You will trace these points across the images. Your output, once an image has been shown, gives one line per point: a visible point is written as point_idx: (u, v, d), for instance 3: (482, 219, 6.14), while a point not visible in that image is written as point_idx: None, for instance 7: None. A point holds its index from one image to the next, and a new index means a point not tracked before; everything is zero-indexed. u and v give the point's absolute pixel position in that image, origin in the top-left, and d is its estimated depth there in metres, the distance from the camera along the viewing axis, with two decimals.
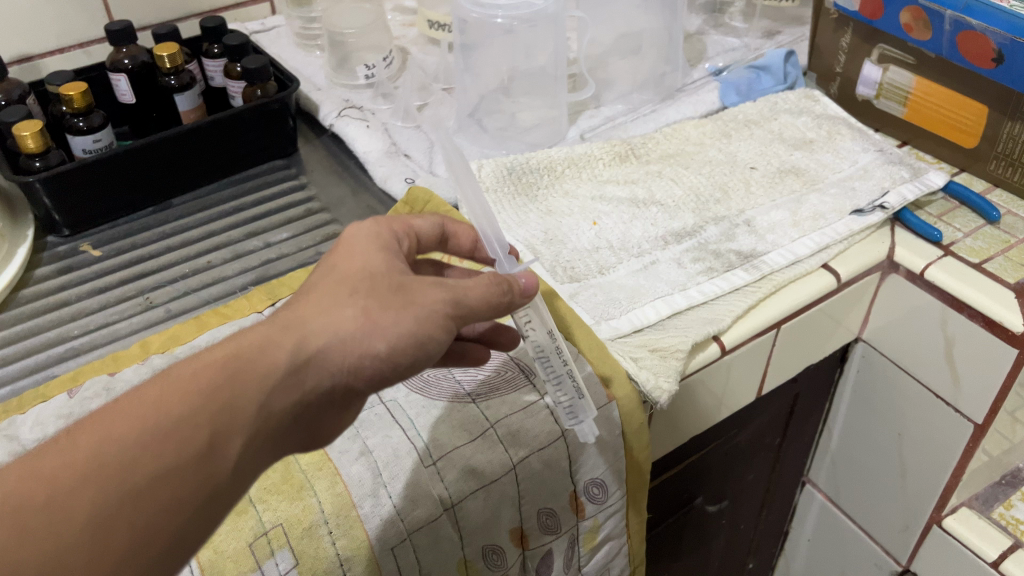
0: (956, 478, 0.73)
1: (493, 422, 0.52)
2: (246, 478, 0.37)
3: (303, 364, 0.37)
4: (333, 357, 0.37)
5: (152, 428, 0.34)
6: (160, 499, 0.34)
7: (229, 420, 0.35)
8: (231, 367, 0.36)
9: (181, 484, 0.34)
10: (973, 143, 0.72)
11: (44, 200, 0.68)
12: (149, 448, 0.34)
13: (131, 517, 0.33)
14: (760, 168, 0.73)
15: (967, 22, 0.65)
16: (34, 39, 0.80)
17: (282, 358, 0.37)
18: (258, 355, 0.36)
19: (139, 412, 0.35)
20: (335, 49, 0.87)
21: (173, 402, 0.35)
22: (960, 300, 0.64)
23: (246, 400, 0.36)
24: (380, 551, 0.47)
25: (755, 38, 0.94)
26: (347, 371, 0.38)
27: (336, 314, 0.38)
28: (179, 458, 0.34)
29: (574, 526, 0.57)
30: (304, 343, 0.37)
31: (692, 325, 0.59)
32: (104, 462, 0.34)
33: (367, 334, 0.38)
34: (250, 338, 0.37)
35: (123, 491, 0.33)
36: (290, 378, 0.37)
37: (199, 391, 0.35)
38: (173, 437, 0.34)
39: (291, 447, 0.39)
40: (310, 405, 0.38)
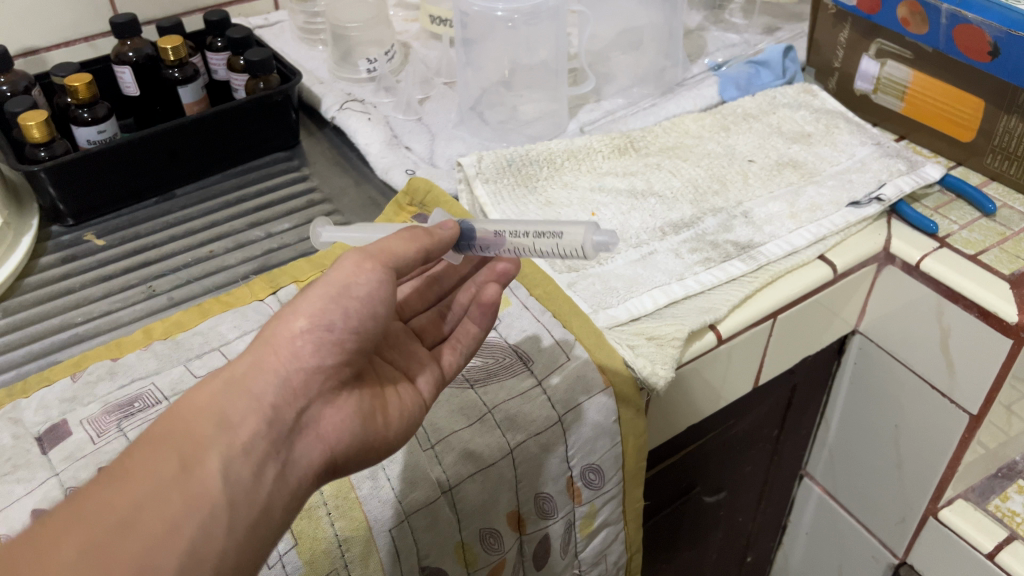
0: (952, 470, 0.73)
1: (491, 407, 0.53)
2: (246, 492, 0.38)
3: (242, 380, 0.40)
4: (267, 360, 0.40)
5: (117, 470, 0.36)
6: (153, 520, 0.35)
7: (195, 442, 0.38)
8: (176, 410, 0.39)
9: (166, 506, 0.36)
10: (970, 137, 0.72)
11: (49, 190, 0.69)
12: (119, 484, 0.36)
13: (126, 543, 0.34)
14: (758, 161, 0.74)
15: (963, 16, 0.65)
16: (40, 32, 0.81)
17: (218, 385, 0.40)
18: (196, 394, 0.39)
19: (105, 468, 0.37)
20: (338, 43, 0.88)
21: (135, 450, 0.37)
22: (956, 291, 0.65)
23: (199, 424, 0.38)
24: (378, 532, 0.48)
25: (755, 34, 0.94)
26: (289, 360, 0.40)
27: (257, 337, 0.41)
28: (157, 482, 0.36)
29: (572, 511, 0.57)
30: (235, 370, 0.40)
31: (688, 313, 0.60)
32: (83, 510, 0.35)
33: (280, 326, 0.41)
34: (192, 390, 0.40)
35: (110, 522, 0.34)
36: (234, 394, 0.39)
37: (157, 434, 0.38)
38: (145, 470, 0.36)
39: (292, 462, 0.40)
40: (278, 410, 0.40)
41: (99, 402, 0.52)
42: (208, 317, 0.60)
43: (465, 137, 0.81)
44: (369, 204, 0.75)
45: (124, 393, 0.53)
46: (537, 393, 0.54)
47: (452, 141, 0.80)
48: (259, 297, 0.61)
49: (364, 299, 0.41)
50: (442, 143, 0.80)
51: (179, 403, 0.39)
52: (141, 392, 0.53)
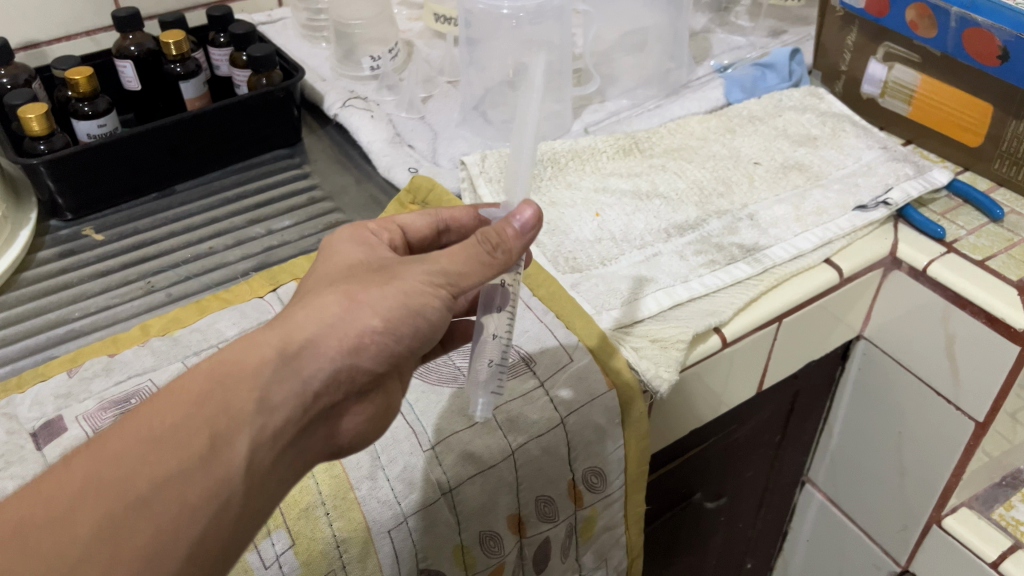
0: (957, 478, 0.73)
1: (493, 408, 0.52)
2: (262, 478, 0.37)
3: (296, 356, 0.38)
4: (327, 344, 0.38)
5: (148, 437, 0.35)
6: (170, 502, 0.34)
7: (231, 421, 0.36)
8: (218, 372, 0.37)
9: (188, 489, 0.35)
10: (977, 142, 0.72)
11: (47, 183, 0.68)
12: (148, 458, 0.35)
13: (139, 524, 0.34)
14: (764, 164, 0.73)
15: (973, 19, 0.65)
16: (41, 26, 0.80)
17: (271, 353, 0.37)
18: (244, 356, 0.37)
19: (135, 426, 0.35)
20: (341, 40, 0.87)
21: (169, 412, 0.36)
22: (963, 297, 0.64)
23: (241, 400, 0.36)
24: (376, 533, 0.47)
25: (761, 37, 0.94)
26: (347, 352, 0.39)
27: (319, 305, 0.39)
28: (183, 462, 0.35)
29: (572, 515, 0.57)
30: (293, 338, 0.38)
31: (693, 316, 0.59)
32: (103, 477, 0.34)
33: (355, 311, 0.39)
34: (238, 345, 0.38)
35: (129, 498, 0.34)
36: (285, 371, 0.37)
37: (194, 398, 0.36)
38: (176, 445, 0.35)
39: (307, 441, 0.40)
40: (317, 396, 0.39)
41: (95, 398, 0.52)
42: (207, 313, 0.59)
43: (468, 136, 0.80)
44: (370, 202, 0.74)
45: (121, 389, 0.52)
46: (540, 395, 0.53)
47: (455, 139, 0.80)
48: (258, 295, 0.61)
49: (434, 321, 0.41)
50: (445, 142, 0.80)
51: (222, 361, 0.37)
52: (137, 388, 0.52)
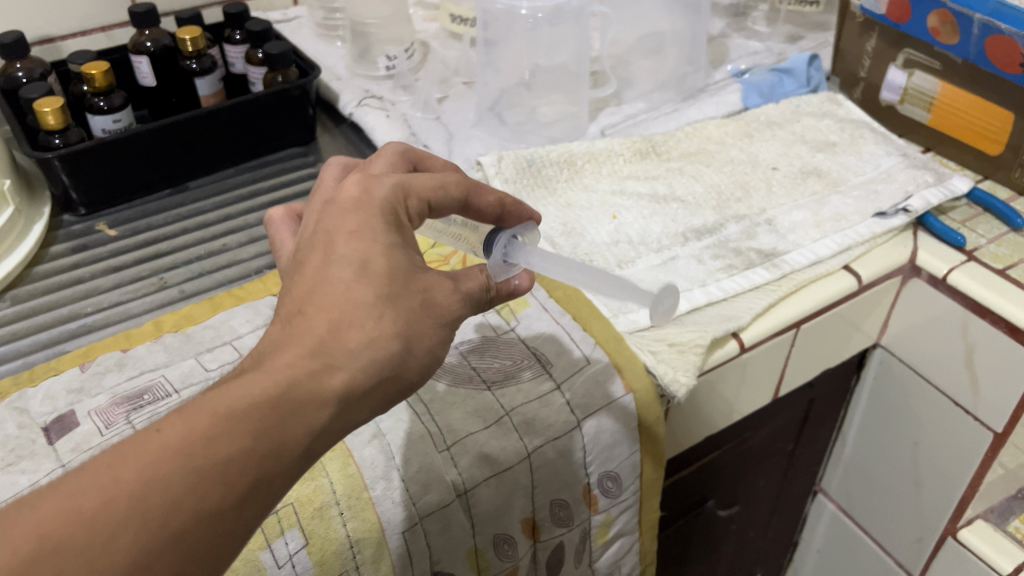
0: (973, 489, 0.72)
1: (508, 410, 0.52)
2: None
3: (351, 401, 0.36)
4: (379, 391, 0.37)
5: (200, 468, 0.32)
6: (207, 550, 0.32)
7: (282, 462, 0.34)
8: (278, 404, 0.34)
9: (227, 529, 0.32)
10: (997, 151, 0.71)
11: (62, 177, 0.68)
12: (199, 492, 0.31)
13: (173, 569, 0.31)
14: (782, 169, 0.73)
15: (995, 26, 0.64)
16: (57, 21, 0.80)
17: (332, 394, 0.35)
18: (305, 390, 0.34)
19: (183, 451, 0.32)
20: (357, 39, 0.87)
21: (226, 446, 0.32)
22: (984, 306, 0.63)
23: (296, 440, 0.34)
24: (389, 534, 0.46)
25: (778, 42, 0.93)
26: (387, 399, 0.38)
27: (379, 343, 0.37)
28: (228, 509, 0.32)
29: (587, 519, 0.56)
30: (352, 378, 0.36)
31: (711, 321, 0.58)
32: (148, 514, 0.31)
33: (408, 363, 0.38)
34: (298, 374, 0.34)
35: (170, 540, 0.31)
36: (339, 413, 0.35)
37: (253, 430, 0.33)
38: (228, 482, 0.32)
39: None
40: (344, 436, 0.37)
41: (107, 393, 0.51)
42: (219, 310, 0.59)
43: (484, 137, 0.80)
44: None
45: (133, 385, 0.52)
46: (556, 397, 0.53)
47: (471, 140, 0.79)
48: (272, 292, 0.60)
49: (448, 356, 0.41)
50: (460, 142, 0.79)
51: (283, 393, 0.34)
52: (150, 384, 0.52)
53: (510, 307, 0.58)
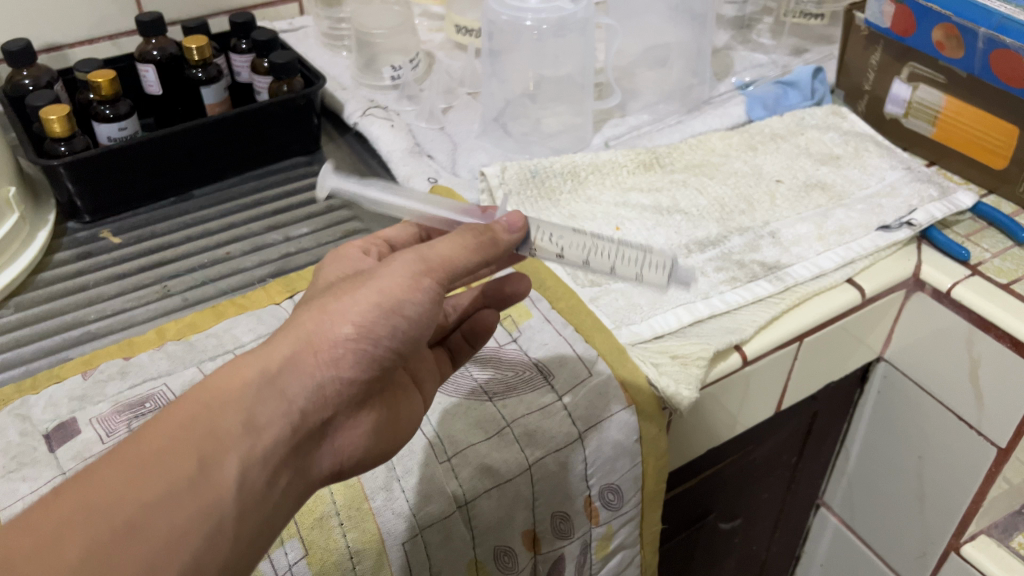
0: (977, 504, 0.72)
1: (510, 421, 0.52)
2: (256, 500, 0.36)
3: (276, 375, 0.37)
4: (309, 361, 0.37)
5: (133, 460, 0.33)
6: (160, 529, 0.33)
7: (217, 443, 0.35)
8: (200, 398, 0.36)
9: (175, 513, 0.33)
10: (1002, 165, 0.71)
11: (67, 185, 0.68)
12: (135, 481, 0.33)
13: (130, 550, 0.32)
14: (786, 182, 0.72)
15: (1000, 41, 0.64)
16: (64, 29, 0.81)
17: (252, 374, 0.36)
18: (225, 379, 0.36)
19: (118, 453, 0.34)
20: (363, 49, 0.87)
21: (150, 439, 0.34)
22: (988, 320, 0.63)
23: (227, 421, 0.35)
24: (390, 545, 0.46)
25: (783, 55, 0.93)
26: (330, 367, 0.38)
27: (297, 324, 0.38)
28: (167, 488, 0.33)
29: (588, 532, 0.56)
30: (274, 358, 0.37)
31: (714, 333, 0.58)
32: (89, 506, 0.32)
33: (328, 325, 0.38)
34: (219, 372, 0.37)
35: (114, 523, 0.32)
36: (268, 390, 0.36)
37: (179, 422, 0.35)
38: (161, 467, 0.33)
39: (298, 468, 0.39)
40: (304, 414, 0.38)
41: (109, 401, 0.51)
42: (222, 319, 0.59)
43: (489, 147, 0.80)
44: None
45: (135, 393, 0.52)
46: (558, 409, 0.53)
47: (475, 151, 0.79)
48: (275, 301, 0.60)
49: (414, 318, 0.39)
50: (465, 153, 0.79)
51: (207, 386, 0.36)
52: (152, 392, 0.52)
53: (512, 318, 0.58)
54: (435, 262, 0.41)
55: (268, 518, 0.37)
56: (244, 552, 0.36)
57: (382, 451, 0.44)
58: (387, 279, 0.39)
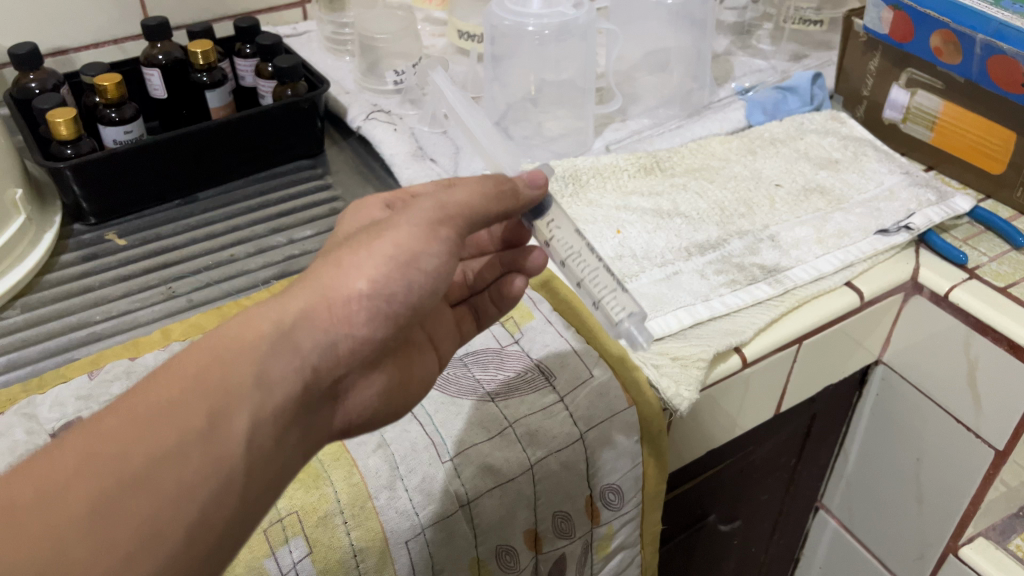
0: (974, 507, 0.72)
1: (512, 422, 0.52)
2: (265, 455, 0.36)
3: (290, 329, 0.37)
4: (322, 316, 0.38)
5: (144, 411, 0.33)
6: (169, 481, 0.33)
7: (229, 395, 0.35)
8: (212, 350, 0.36)
9: (186, 465, 0.33)
10: (1000, 170, 0.72)
11: (73, 188, 0.69)
12: (145, 432, 0.33)
13: (140, 501, 0.32)
14: (785, 186, 0.73)
15: (998, 47, 0.65)
16: (70, 33, 0.81)
17: (266, 328, 0.37)
18: (238, 333, 0.36)
19: (130, 404, 0.34)
20: (366, 54, 0.88)
21: (161, 390, 0.34)
22: (985, 323, 0.64)
23: (239, 373, 0.35)
24: (393, 543, 0.47)
25: (783, 61, 0.94)
26: (343, 323, 0.38)
27: (312, 278, 0.38)
28: (178, 440, 0.33)
29: (589, 532, 0.56)
30: (287, 310, 0.37)
31: (714, 335, 0.59)
32: (98, 457, 0.32)
33: (343, 279, 0.38)
34: (231, 325, 0.37)
35: (124, 473, 0.32)
36: (281, 345, 0.37)
37: (190, 374, 0.35)
38: (172, 418, 0.33)
39: (305, 426, 0.39)
40: (314, 372, 0.38)
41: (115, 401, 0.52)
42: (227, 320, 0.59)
43: None
44: None
45: None
46: (559, 409, 0.53)
47: None
48: None
49: (430, 272, 0.40)
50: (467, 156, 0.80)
51: (220, 338, 0.36)
52: None
53: (515, 319, 0.59)
54: (454, 208, 0.42)
55: (275, 474, 0.37)
56: (251, 509, 0.36)
57: (385, 407, 0.44)
58: (404, 230, 0.40)
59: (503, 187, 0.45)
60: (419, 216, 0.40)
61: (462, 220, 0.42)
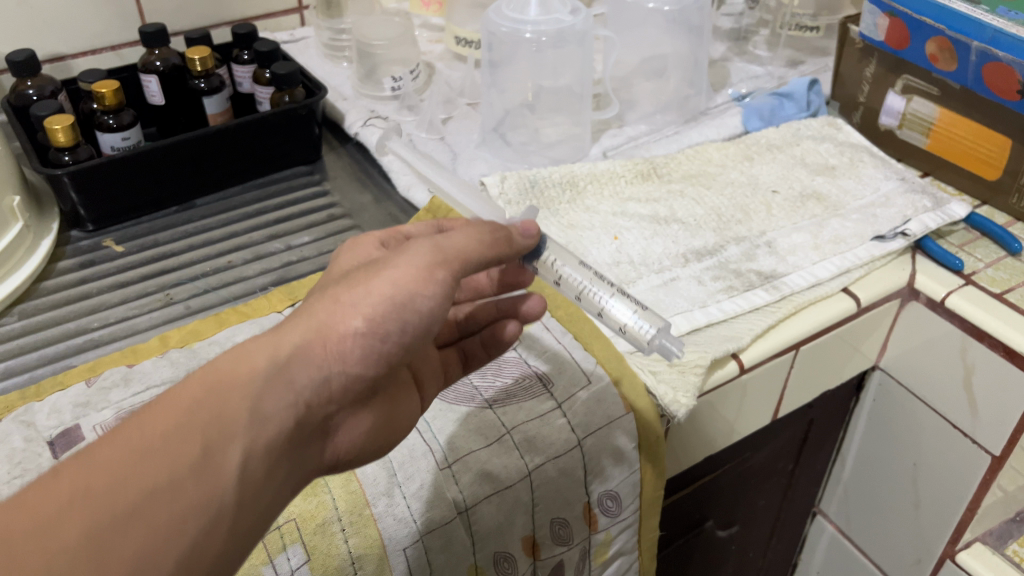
0: (971, 512, 0.72)
1: (510, 428, 0.52)
2: (255, 490, 0.36)
3: (286, 364, 0.37)
4: (317, 352, 0.37)
5: (138, 445, 0.33)
6: (159, 515, 0.33)
7: (223, 430, 0.35)
8: (208, 383, 0.36)
9: (176, 500, 0.33)
10: (995, 176, 0.72)
11: (71, 195, 0.69)
12: (139, 466, 0.33)
13: (131, 536, 0.32)
14: (782, 192, 0.73)
15: (993, 53, 0.65)
16: (68, 40, 0.81)
17: (262, 362, 0.37)
18: (234, 366, 0.36)
19: (124, 436, 0.34)
20: (364, 60, 0.88)
21: (156, 422, 0.34)
22: (981, 329, 0.64)
23: (233, 408, 0.35)
24: (391, 550, 0.47)
25: (779, 67, 0.94)
26: (337, 360, 0.38)
27: (311, 314, 0.38)
28: (170, 475, 0.33)
29: (587, 538, 0.56)
30: (284, 346, 0.37)
31: (711, 342, 0.59)
32: (91, 488, 0.32)
33: (339, 317, 0.38)
34: (228, 358, 0.37)
35: (117, 507, 0.32)
36: (276, 380, 0.37)
37: (185, 407, 0.35)
38: (165, 452, 0.33)
39: (297, 461, 0.39)
40: (306, 407, 0.38)
41: (112, 408, 0.52)
42: (225, 326, 0.59)
43: (488, 158, 0.81)
44: (389, 221, 0.74)
45: (138, 400, 0.52)
46: (557, 415, 0.53)
47: (475, 161, 0.80)
48: (277, 310, 0.61)
49: (424, 313, 0.39)
50: (464, 163, 0.80)
51: (216, 371, 0.36)
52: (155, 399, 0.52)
53: None
54: (451, 253, 0.41)
55: (264, 509, 0.37)
56: (240, 542, 0.36)
57: (380, 444, 0.44)
58: (404, 269, 0.39)
59: (497, 234, 0.45)
60: (418, 258, 0.40)
61: (459, 264, 0.42)
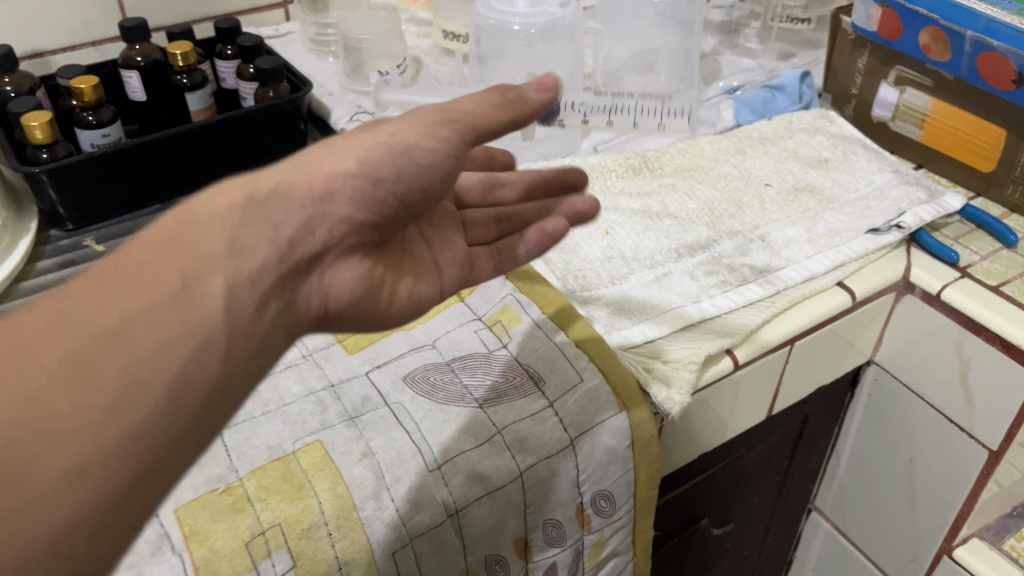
0: (969, 508, 0.71)
1: (501, 428, 0.51)
2: (193, 364, 0.32)
3: (200, 229, 0.34)
4: (245, 230, 0.35)
5: (41, 325, 0.30)
6: (70, 393, 0.29)
7: (135, 301, 0.31)
8: (116, 264, 0.33)
9: (90, 377, 0.29)
10: (990, 167, 0.71)
11: (49, 193, 0.67)
12: (40, 344, 0.29)
13: (38, 415, 0.28)
14: (775, 185, 0.72)
15: (988, 43, 0.64)
16: (47, 35, 0.80)
17: (168, 235, 0.33)
18: (148, 244, 0.33)
19: (26, 321, 0.30)
20: (349, 55, 0.87)
21: (60, 303, 0.31)
22: (979, 323, 0.63)
23: (146, 280, 0.32)
24: (380, 556, 0.46)
25: (770, 60, 0.93)
26: (267, 232, 0.35)
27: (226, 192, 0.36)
28: (75, 347, 0.30)
29: (580, 539, 0.55)
30: (193, 215, 0.34)
31: (705, 337, 0.58)
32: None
33: (262, 202, 0.36)
34: (141, 241, 0.34)
35: (18, 384, 0.28)
36: (190, 243, 0.33)
37: (91, 285, 0.31)
38: (66, 325, 0.30)
39: (252, 329, 0.34)
40: (241, 274, 0.34)
41: None
42: None
43: None
44: None
45: None
46: (549, 414, 0.52)
47: None
48: None
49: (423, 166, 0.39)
50: None
51: (127, 252, 0.33)
52: None
53: (502, 323, 0.57)
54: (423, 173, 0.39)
55: (210, 394, 0.32)
56: (181, 429, 0.31)
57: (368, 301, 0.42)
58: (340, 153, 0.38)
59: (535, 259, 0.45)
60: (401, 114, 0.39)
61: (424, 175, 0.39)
